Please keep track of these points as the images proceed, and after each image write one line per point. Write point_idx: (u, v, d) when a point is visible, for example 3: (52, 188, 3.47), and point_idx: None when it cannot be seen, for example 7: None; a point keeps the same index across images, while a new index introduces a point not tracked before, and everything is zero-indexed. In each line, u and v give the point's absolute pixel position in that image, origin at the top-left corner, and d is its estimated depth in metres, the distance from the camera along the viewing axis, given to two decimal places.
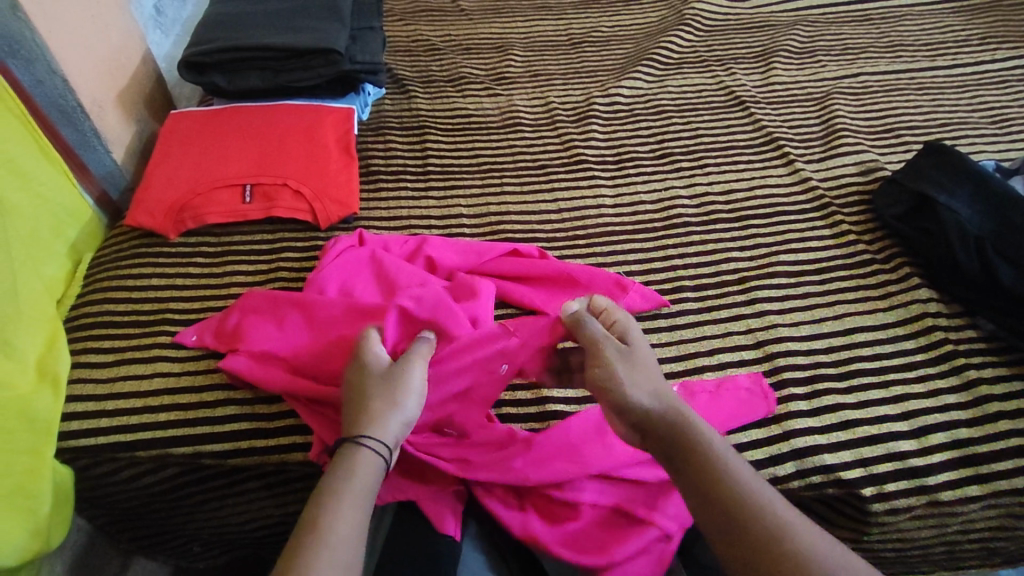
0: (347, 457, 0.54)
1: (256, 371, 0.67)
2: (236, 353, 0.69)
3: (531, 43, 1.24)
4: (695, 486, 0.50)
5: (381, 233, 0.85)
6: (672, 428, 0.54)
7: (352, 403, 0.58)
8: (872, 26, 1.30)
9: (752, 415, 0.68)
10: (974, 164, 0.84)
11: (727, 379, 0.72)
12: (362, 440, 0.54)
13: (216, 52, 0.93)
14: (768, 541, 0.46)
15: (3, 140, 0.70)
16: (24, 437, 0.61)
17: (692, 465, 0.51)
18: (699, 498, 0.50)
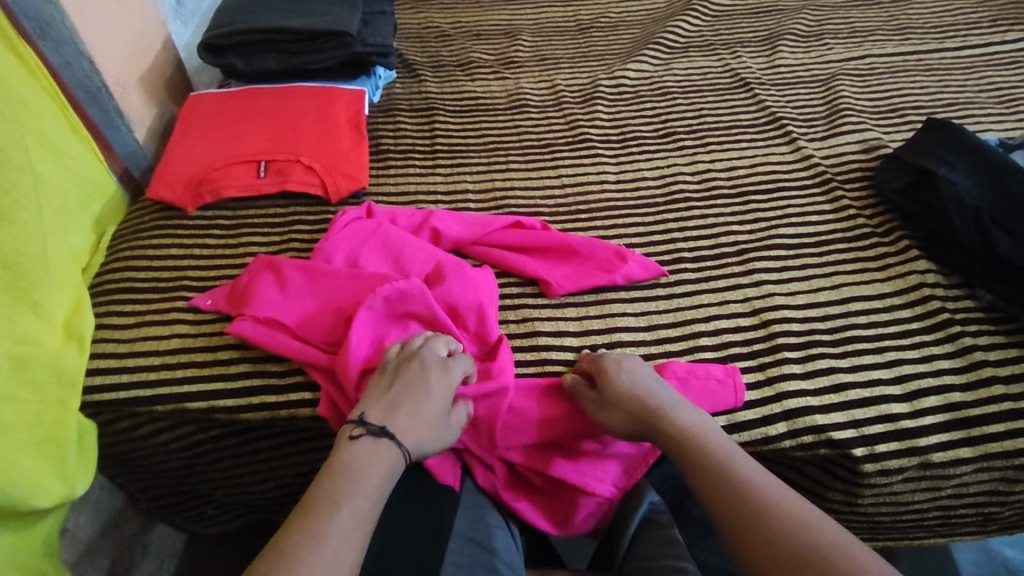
0: (372, 447, 0.55)
1: (262, 335, 0.70)
2: (242, 317, 0.71)
3: (539, 29, 1.26)
4: (703, 487, 0.55)
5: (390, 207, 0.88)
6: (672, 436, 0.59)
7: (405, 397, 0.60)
8: (881, 9, 1.30)
9: (716, 407, 0.68)
10: (975, 138, 0.84)
11: (698, 366, 0.71)
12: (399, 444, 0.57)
13: (233, 34, 0.97)
14: (771, 527, 0.50)
15: (37, 115, 0.74)
16: (54, 390, 0.65)
17: (697, 468, 0.56)
18: (708, 496, 0.55)
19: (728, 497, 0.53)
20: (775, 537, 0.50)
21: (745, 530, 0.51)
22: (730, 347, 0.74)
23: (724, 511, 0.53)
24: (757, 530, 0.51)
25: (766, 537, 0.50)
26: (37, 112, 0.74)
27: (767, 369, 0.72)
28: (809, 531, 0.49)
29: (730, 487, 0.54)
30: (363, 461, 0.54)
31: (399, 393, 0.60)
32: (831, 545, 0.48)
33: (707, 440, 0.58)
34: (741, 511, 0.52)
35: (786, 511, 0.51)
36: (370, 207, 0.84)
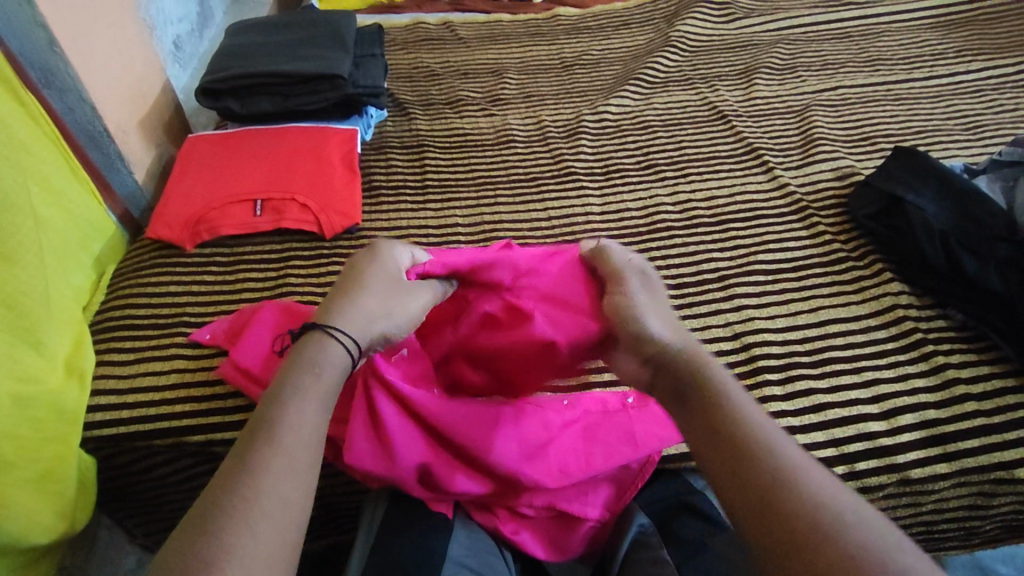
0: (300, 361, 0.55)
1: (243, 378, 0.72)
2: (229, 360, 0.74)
3: (525, 67, 1.31)
4: (704, 427, 0.48)
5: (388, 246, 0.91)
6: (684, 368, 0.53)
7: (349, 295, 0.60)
8: (852, 43, 1.37)
9: None
10: (939, 165, 0.89)
11: None
12: (331, 332, 0.57)
13: (230, 79, 1.02)
14: (767, 483, 0.43)
15: (39, 159, 0.77)
16: (55, 426, 0.66)
17: (705, 406, 0.50)
18: (705, 437, 0.48)
19: (729, 441, 0.47)
20: (769, 494, 0.43)
21: (733, 478, 0.45)
22: None
23: (721, 452, 0.46)
24: (750, 479, 0.44)
25: (756, 492, 0.43)
26: (40, 156, 0.77)
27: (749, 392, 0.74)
28: (815, 497, 0.42)
29: (735, 434, 0.47)
30: (298, 365, 0.54)
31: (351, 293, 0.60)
32: (839, 515, 0.41)
33: (723, 386, 0.51)
34: (736, 458, 0.45)
35: (791, 471, 0.44)
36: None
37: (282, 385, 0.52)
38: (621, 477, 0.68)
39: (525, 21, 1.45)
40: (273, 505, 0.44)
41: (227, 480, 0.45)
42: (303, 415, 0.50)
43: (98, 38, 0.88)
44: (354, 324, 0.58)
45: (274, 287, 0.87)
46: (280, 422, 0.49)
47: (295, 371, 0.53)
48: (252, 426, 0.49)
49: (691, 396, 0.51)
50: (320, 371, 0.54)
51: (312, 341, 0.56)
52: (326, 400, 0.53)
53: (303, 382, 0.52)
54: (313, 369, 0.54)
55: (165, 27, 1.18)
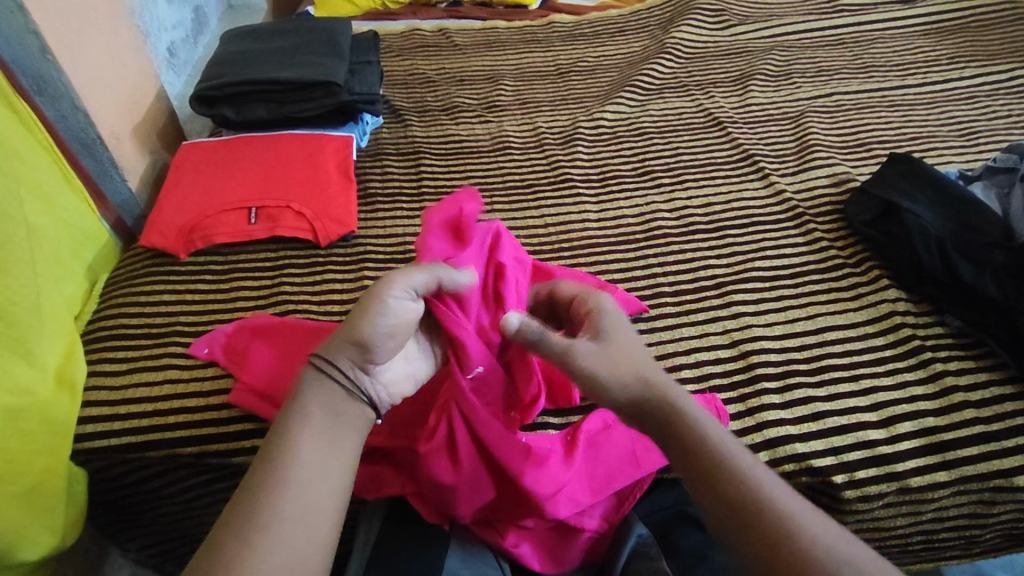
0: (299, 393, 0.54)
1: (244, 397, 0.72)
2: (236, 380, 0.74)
3: (521, 73, 1.31)
4: (699, 471, 0.50)
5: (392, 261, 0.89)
6: (666, 413, 0.54)
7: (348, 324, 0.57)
8: (846, 49, 1.37)
9: None
10: (934, 171, 0.89)
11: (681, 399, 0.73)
12: (313, 360, 0.55)
13: (224, 86, 1.01)
14: (771, 536, 0.46)
15: (32, 168, 0.76)
16: (45, 439, 0.65)
17: (701, 461, 0.51)
18: (706, 497, 0.50)
19: (728, 499, 0.49)
20: (772, 547, 0.46)
21: (738, 538, 0.47)
22: (711, 378, 0.76)
23: (726, 514, 0.48)
24: (753, 537, 0.47)
25: (763, 546, 0.46)
26: (32, 165, 0.76)
27: (747, 400, 0.74)
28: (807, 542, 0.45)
29: (730, 491, 0.49)
30: (299, 400, 0.53)
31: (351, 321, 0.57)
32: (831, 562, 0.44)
33: (711, 435, 0.52)
34: (738, 514, 0.48)
35: (787, 520, 0.47)
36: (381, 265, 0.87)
37: (287, 417, 0.52)
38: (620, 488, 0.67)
39: (520, 27, 1.45)
40: (284, 540, 0.46)
41: (239, 516, 0.46)
42: (308, 449, 0.50)
43: (91, 45, 0.87)
44: (335, 351, 0.55)
45: (269, 296, 0.86)
46: (286, 457, 0.49)
47: (298, 404, 0.53)
48: (260, 460, 0.50)
49: (677, 443, 0.52)
50: (316, 403, 0.53)
51: (310, 374, 0.54)
52: (327, 426, 0.52)
53: (307, 413, 0.52)
54: (312, 404, 0.53)
55: (159, 33, 1.18)
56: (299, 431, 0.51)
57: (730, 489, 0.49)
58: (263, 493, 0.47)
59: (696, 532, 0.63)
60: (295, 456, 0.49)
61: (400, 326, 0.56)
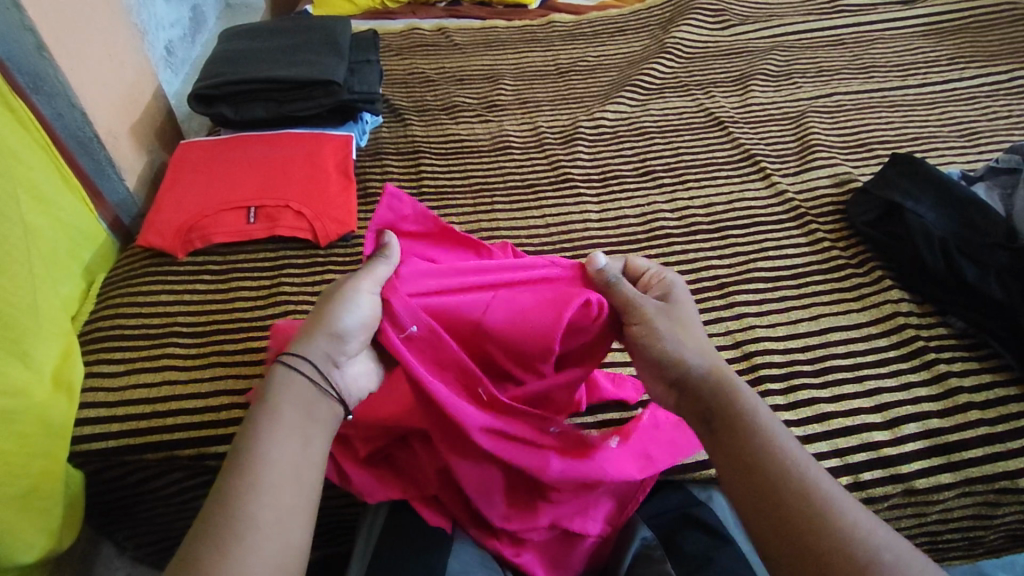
0: (273, 388, 0.52)
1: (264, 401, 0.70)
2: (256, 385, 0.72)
3: (521, 73, 1.31)
4: (739, 449, 0.49)
5: None
6: (711, 390, 0.52)
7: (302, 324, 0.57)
8: (846, 50, 1.37)
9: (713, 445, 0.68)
10: (937, 172, 0.89)
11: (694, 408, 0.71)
12: (287, 358, 0.54)
13: (222, 85, 1.01)
14: (805, 527, 0.44)
15: (28, 167, 0.75)
16: (42, 441, 0.64)
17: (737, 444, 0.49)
18: (738, 483, 0.48)
19: (764, 486, 0.46)
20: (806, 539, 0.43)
21: (769, 521, 0.45)
22: None
23: (757, 502, 0.46)
24: (785, 527, 0.44)
25: (795, 537, 0.44)
26: (29, 164, 0.75)
27: None
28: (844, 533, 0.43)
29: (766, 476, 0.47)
30: (267, 399, 0.51)
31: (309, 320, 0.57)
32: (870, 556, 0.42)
33: (758, 416, 0.50)
34: (773, 502, 0.46)
35: (824, 509, 0.45)
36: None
37: (256, 415, 0.50)
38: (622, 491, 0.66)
39: (520, 27, 1.45)
40: (259, 540, 0.44)
41: (209, 520, 0.44)
42: (279, 446, 0.48)
43: (89, 42, 0.86)
44: (309, 346, 0.54)
45: (269, 296, 0.85)
46: (256, 456, 0.48)
47: (268, 401, 0.51)
48: (229, 462, 0.48)
49: (717, 421, 0.51)
50: (288, 399, 0.51)
51: (279, 370, 0.53)
52: (298, 424, 0.51)
53: (276, 410, 0.50)
54: (283, 401, 0.51)
55: (157, 32, 1.17)
56: (270, 429, 0.49)
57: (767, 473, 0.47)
58: (235, 493, 0.45)
59: (702, 535, 0.62)
60: (265, 454, 0.48)
61: (368, 318, 0.57)
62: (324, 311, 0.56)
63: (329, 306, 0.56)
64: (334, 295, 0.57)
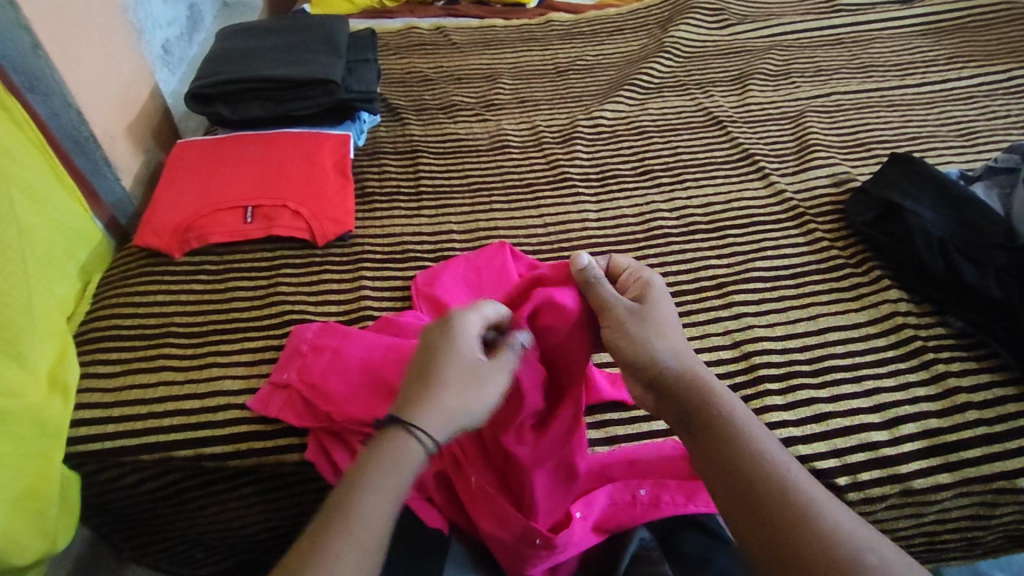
0: (390, 445, 0.50)
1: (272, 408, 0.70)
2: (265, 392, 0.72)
3: (519, 72, 1.31)
4: (721, 451, 0.50)
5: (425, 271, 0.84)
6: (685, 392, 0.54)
7: (422, 392, 0.53)
8: (844, 49, 1.37)
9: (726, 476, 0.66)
10: (936, 171, 0.89)
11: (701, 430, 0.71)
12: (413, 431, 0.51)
13: (219, 84, 1.00)
14: (786, 529, 0.45)
15: (22, 167, 0.75)
16: (37, 442, 0.64)
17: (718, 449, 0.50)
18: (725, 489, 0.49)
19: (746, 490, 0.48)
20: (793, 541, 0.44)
21: (754, 522, 0.47)
22: None
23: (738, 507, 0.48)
24: (768, 527, 0.46)
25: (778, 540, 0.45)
26: (24, 164, 0.75)
27: (749, 402, 0.73)
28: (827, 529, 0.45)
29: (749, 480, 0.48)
30: (376, 457, 0.50)
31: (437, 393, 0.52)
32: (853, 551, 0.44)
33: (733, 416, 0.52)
34: (756, 502, 0.47)
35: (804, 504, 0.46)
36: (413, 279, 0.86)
37: (365, 474, 0.49)
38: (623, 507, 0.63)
39: (518, 25, 1.44)
40: None
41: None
42: (387, 516, 0.48)
43: (84, 41, 0.86)
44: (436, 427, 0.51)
45: (265, 296, 0.85)
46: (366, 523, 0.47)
47: (377, 461, 0.50)
48: (335, 517, 0.47)
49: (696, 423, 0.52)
50: (403, 468, 0.50)
51: (397, 436, 0.51)
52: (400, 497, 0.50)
53: (391, 478, 0.49)
54: (396, 471, 0.50)
55: (154, 31, 1.17)
56: (383, 494, 0.49)
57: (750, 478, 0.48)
58: (344, 561, 0.45)
59: (700, 536, 0.62)
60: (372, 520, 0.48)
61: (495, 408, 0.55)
62: (461, 395, 0.52)
63: (467, 392, 0.52)
64: (473, 378, 0.53)
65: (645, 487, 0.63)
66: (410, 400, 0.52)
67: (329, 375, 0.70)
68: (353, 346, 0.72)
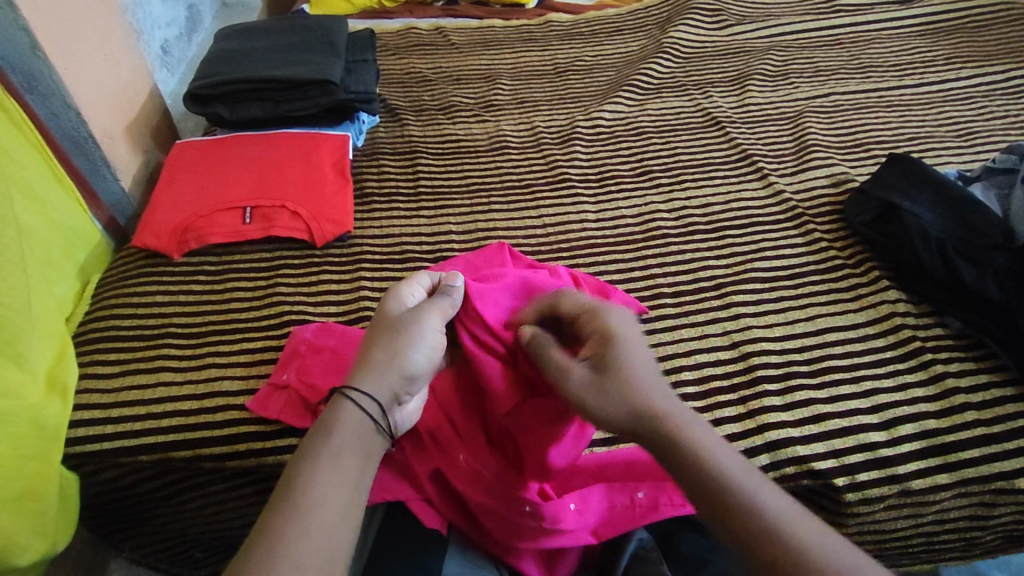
0: (335, 411, 0.54)
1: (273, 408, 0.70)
2: (264, 394, 0.72)
3: (518, 73, 1.31)
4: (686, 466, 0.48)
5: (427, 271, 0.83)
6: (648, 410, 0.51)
7: (360, 357, 0.58)
8: (843, 50, 1.37)
9: None
10: (935, 173, 0.89)
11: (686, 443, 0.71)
12: (346, 392, 0.55)
13: (218, 84, 1.00)
14: (774, 552, 0.44)
15: (21, 167, 0.75)
16: (35, 443, 0.64)
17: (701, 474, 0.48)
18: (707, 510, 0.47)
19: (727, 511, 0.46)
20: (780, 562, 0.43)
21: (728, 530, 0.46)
22: (712, 381, 0.76)
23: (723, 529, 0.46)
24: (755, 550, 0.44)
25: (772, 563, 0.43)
26: (23, 164, 0.75)
27: (748, 403, 0.73)
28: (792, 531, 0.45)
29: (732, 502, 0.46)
30: (326, 423, 0.53)
31: (371, 352, 0.58)
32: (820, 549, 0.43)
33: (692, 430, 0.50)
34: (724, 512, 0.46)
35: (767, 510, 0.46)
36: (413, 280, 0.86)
37: (309, 447, 0.52)
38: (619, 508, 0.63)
39: (517, 26, 1.45)
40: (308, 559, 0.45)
41: (254, 542, 0.45)
42: (328, 482, 0.49)
43: (83, 40, 0.86)
44: (373, 381, 0.56)
45: (264, 297, 0.85)
46: (307, 487, 0.48)
47: (321, 434, 0.53)
48: (280, 487, 0.49)
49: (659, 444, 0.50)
50: (348, 429, 0.53)
51: (337, 403, 0.55)
52: (357, 456, 0.52)
53: (331, 447, 0.52)
54: (344, 428, 0.53)
55: (153, 31, 1.17)
56: (324, 463, 0.50)
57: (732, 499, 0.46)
58: (284, 518, 0.46)
59: (699, 537, 0.63)
60: (315, 485, 0.49)
61: (434, 358, 0.60)
62: (389, 347, 0.58)
63: (397, 342, 0.58)
64: (402, 329, 0.59)
65: (643, 489, 0.63)
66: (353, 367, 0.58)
67: (330, 375, 0.71)
68: (354, 347, 0.74)
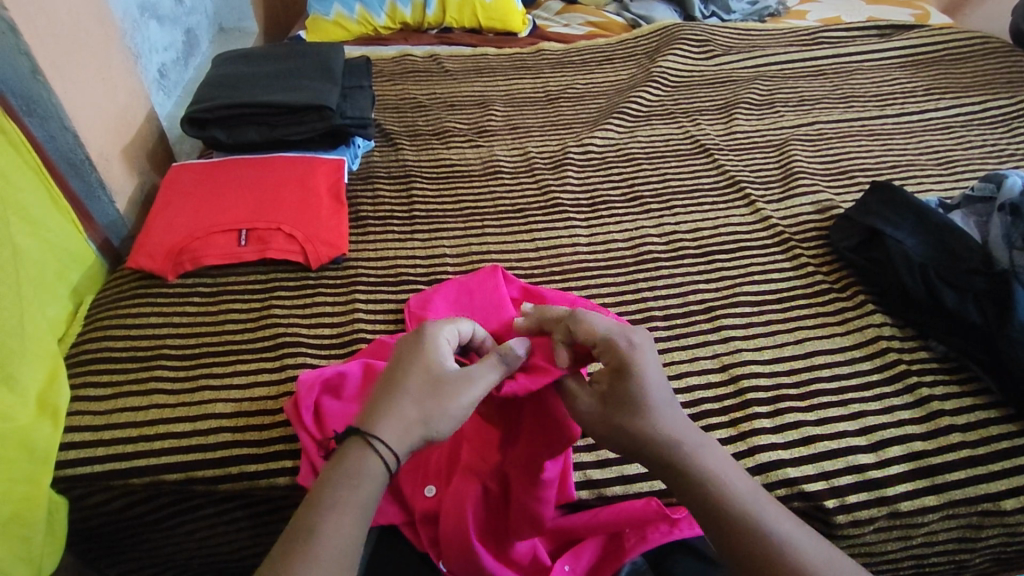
0: (355, 459, 0.50)
1: (294, 417, 0.69)
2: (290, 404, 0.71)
3: (511, 100, 1.33)
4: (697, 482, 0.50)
5: (421, 294, 0.86)
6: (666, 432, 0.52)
7: (391, 410, 0.51)
8: (826, 80, 1.42)
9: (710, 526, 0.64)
10: (916, 199, 0.91)
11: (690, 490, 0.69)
12: (373, 443, 0.50)
13: (216, 108, 1.01)
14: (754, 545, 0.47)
15: (19, 190, 0.75)
16: (24, 466, 0.63)
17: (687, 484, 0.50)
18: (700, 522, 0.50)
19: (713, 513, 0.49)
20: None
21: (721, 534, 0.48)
22: (702, 403, 0.77)
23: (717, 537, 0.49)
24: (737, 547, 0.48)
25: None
26: (19, 187, 0.76)
27: (738, 425, 0.74)
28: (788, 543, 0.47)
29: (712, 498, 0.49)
30: (342, 472, 0.49)
31: (411, 406, 0.52)
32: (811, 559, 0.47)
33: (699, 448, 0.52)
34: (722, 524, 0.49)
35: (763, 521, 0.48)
36: (407, 303, 0.87)
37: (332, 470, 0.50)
38: (608, 546, 0.63)
39: (510, 54, 1.48)
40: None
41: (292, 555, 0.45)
42: (340, 530, 0.47)
43: (83, 64, 0.87)
44: (400, 440, 0.51)
45: (258, 319, 0.85)
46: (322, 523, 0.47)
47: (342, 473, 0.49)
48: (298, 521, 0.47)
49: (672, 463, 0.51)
50: (365, 482, 0.49)
51: (358, 449, 0.50)
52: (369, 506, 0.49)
53: (348, 488, 0.49)
54: (358, 485, 0.49)
55: (150, 55, 1.19)
56: (342, 484, 0.49)
57: (725, 507, 0.49)
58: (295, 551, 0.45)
59: (691, 560, 0.63)
60: (334, 507, 0.48)
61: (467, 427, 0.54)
62: (424, 405, 0.52)
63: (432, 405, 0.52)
64: (445, 394, 0.52)
65: (628, 527, 0.63)
66: (400, 408, 0.51)
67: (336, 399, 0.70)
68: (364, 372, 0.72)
